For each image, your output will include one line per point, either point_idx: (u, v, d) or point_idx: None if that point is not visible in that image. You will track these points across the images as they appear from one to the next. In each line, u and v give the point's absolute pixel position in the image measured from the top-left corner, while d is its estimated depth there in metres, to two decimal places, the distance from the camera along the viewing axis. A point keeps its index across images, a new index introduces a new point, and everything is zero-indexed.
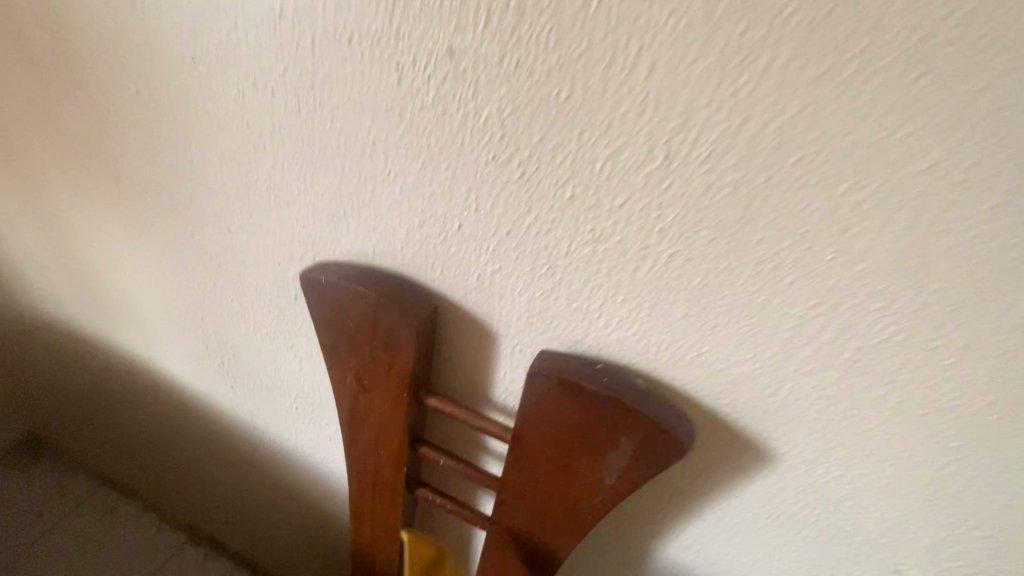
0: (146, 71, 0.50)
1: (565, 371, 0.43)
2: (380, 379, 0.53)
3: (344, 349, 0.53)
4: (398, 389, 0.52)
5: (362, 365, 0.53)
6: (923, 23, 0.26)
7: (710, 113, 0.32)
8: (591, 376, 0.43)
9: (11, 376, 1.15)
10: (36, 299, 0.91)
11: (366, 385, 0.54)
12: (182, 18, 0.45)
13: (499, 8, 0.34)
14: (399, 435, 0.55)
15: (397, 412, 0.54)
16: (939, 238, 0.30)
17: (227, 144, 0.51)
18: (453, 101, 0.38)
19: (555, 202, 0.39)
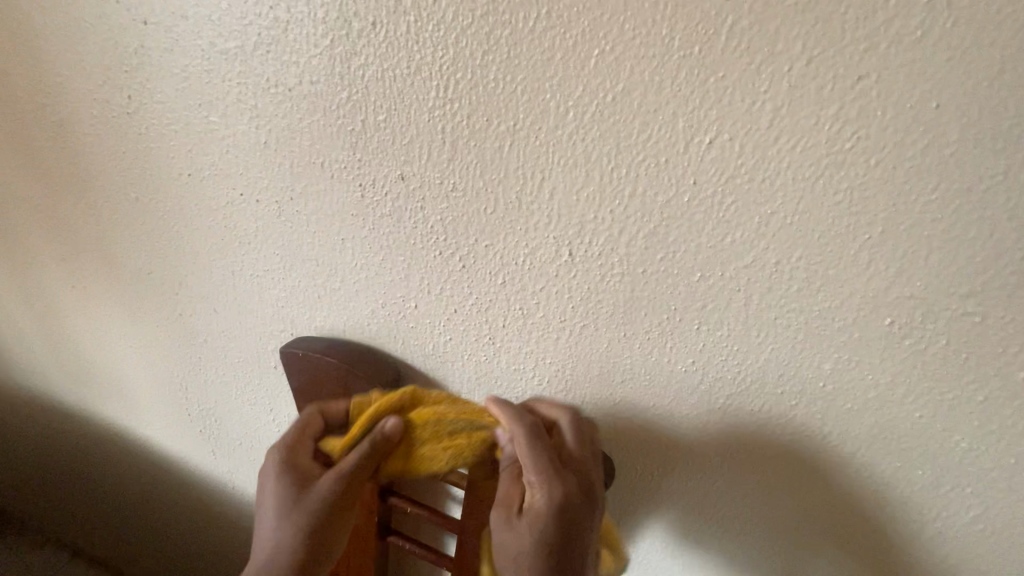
0: (144, 180, 0.59)
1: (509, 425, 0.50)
2: None
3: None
4: None
5: None
6: (728, 169, 0.37)
7: (597, 224, 0.42)
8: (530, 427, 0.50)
9: None
10: (17, 372, 0.95)
11: None
12: (181, 144, 0.54)
13: (438, 147, 0.44)
14: None
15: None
16: (766, 311, 0.41)
17: (215, 238, 0.60)
18: (406, 211, 0.48)
19: (491, 287, 0.49)
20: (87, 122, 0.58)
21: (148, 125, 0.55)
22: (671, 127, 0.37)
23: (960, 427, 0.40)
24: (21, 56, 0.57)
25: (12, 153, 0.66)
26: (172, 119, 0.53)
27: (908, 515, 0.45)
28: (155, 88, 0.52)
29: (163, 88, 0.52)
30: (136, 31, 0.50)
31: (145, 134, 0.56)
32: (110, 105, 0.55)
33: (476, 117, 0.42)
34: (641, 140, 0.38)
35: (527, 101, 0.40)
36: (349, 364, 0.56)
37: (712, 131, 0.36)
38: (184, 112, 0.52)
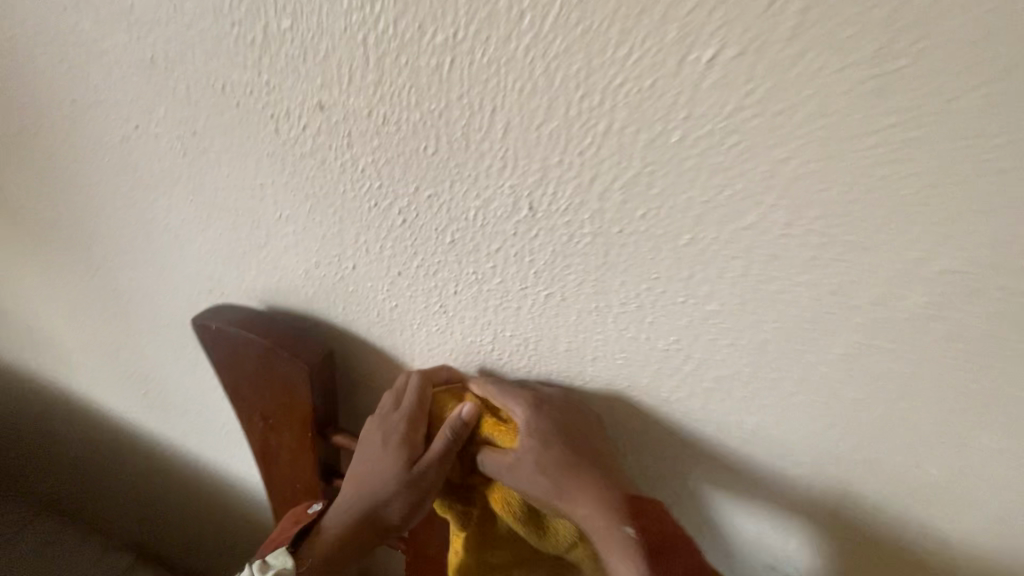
0: (25, 108, 0.48)
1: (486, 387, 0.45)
2: (284, 417, 0.53)
3: (244, 390, 0.53)
4: (302, 427, 0.53)
5: (264, 407, 0.53)
6: (732, 97, 0.28)
7: (562, 170, 0.33)
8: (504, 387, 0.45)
9: None
10: None
11: (272, 424, 0.54)
12: (55, 62, 0.44)
13: (360, 66, 0.34)
14: (312, 470, 0.56)
15: (307, 448, 0.54)
16: (768, 284, 0.33)
17: (119, 183, 0.50)
18: (330, 150, 0.39)
19: (439, 247, 0.41)
20: None
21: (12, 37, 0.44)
22: (658, 39, 0.28)
23: (989, 425, 0.33)
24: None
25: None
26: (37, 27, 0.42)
27: (908, 509, 0.40)
28: None
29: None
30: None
31: (11, 49, 0.45)
32: None
33: (405, 24, 0.31)
34: (619, 56, 0.29)
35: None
36: (272, 340, 0.49)
37: (713, 44, 0.27)
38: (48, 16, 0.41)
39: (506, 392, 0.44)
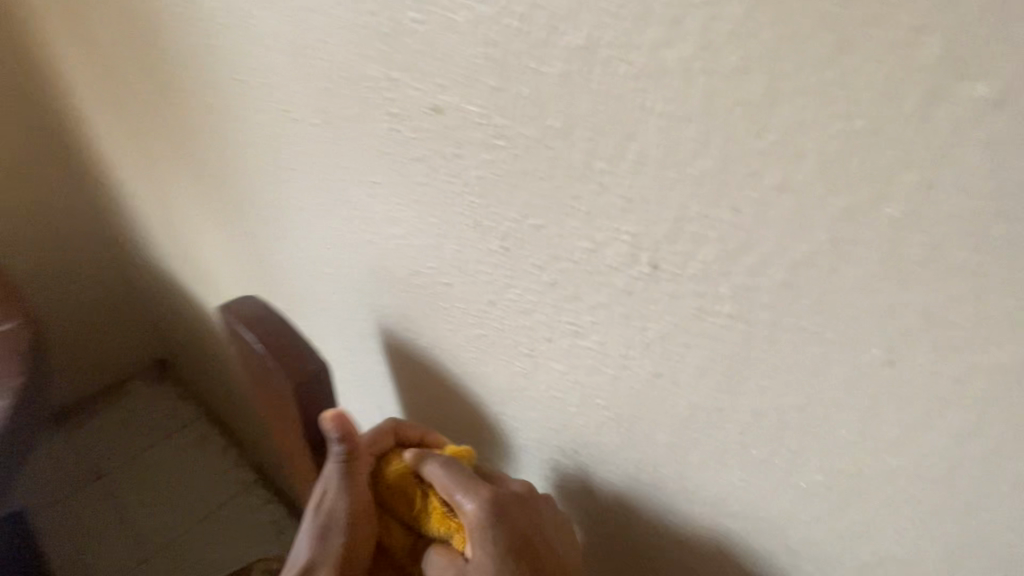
0: (209, 82, 0.53)
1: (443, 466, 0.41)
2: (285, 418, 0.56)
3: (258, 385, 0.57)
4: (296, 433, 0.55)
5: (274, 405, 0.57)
6: (1017, 165, 0.17)
7: (704, 227, 0.25)
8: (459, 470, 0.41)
9: (149, 301, 1.37)
10: (162, 251, 1.06)
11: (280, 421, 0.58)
12: (231, 40, 0.46)
13: (481, 68, 0.29)
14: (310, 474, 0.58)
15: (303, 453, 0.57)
16: (1004, 450, 0.22)
17: (266, 160, 0.53)
18: (439, 157, 0.34)
19: (537, 286, 0.34)
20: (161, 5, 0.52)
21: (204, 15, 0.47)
22: (899, 59, 0.18)
23: None
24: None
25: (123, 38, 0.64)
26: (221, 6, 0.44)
27: None
28: None
29: None
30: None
31: (203, 26, 0.48)
32: None
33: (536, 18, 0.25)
34: (826, 82, 0.19)
35: None
36: (270, 353, 0.53)
37: (1001, 75, 0.16)
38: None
39: (454, 482, 0.40)
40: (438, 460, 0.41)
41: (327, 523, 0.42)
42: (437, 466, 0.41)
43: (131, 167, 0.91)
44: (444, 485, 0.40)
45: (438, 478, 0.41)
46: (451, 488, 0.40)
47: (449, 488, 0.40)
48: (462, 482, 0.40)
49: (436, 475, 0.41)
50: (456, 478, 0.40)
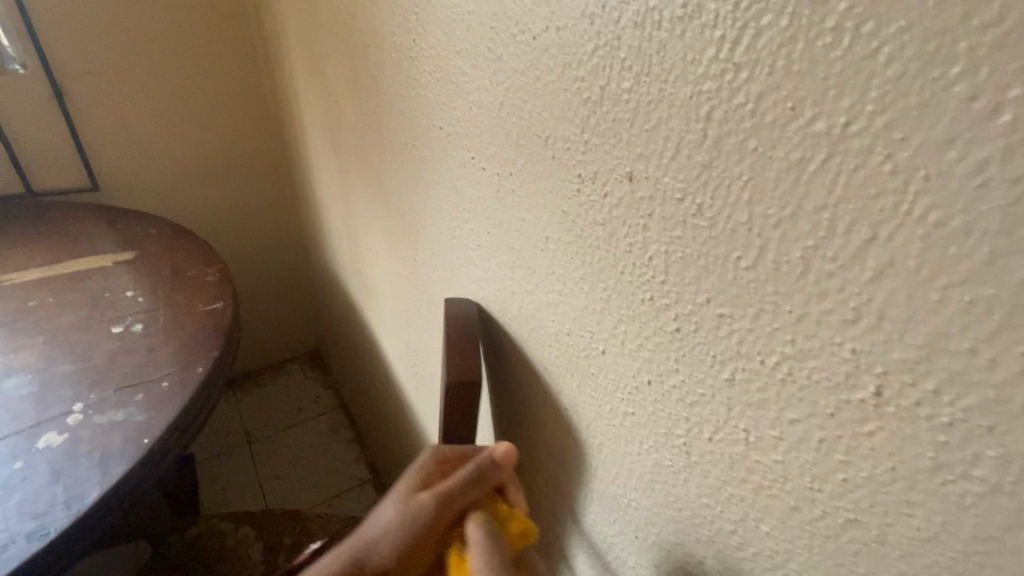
0: (413, 126, 0.59)
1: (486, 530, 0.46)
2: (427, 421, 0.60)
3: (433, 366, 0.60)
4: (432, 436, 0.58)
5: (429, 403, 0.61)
6: None
7: (968, 367, 0.19)
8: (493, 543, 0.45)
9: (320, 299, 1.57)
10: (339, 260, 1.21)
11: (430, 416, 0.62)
12: (439, 92, 0.51)
13: (692, 143, 0.27)
14: None
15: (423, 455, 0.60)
16: None
17: (447, 200, 0.56)
18: (623, 226, 0.33)
19: (709, 380, 0.31)
20: (388, 59, 0.60)
21: (421, 68, 0.53)
22: None
23: None
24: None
25: (351, 80, 0.75)
26: (438, 63, 0.49)
27: None
28: (431, 26, 0.48)
29: (436, 26, 0.47)
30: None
31: (419, 79, 0.54)
32: (402, 44, 0.55)
33: (772, 100, 0.23)
34: None
35: (896, 78, 0.19)
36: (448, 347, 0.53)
37: None
38: (446, 54, 0.47)
39: (482, 547, 0.44)
40: (489, 537, 0.45)
41: (407, 519, 0.47)
42: (486, 543, 0.44)
43: (331, 186, 1.05)
44: (479, 561, 0.43)
45: (480, 551, 0.44)
46: (479, 561, 0.43)
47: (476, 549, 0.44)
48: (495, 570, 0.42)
49: (479, 545, 0.44)
50: (496, 563, 0.43)
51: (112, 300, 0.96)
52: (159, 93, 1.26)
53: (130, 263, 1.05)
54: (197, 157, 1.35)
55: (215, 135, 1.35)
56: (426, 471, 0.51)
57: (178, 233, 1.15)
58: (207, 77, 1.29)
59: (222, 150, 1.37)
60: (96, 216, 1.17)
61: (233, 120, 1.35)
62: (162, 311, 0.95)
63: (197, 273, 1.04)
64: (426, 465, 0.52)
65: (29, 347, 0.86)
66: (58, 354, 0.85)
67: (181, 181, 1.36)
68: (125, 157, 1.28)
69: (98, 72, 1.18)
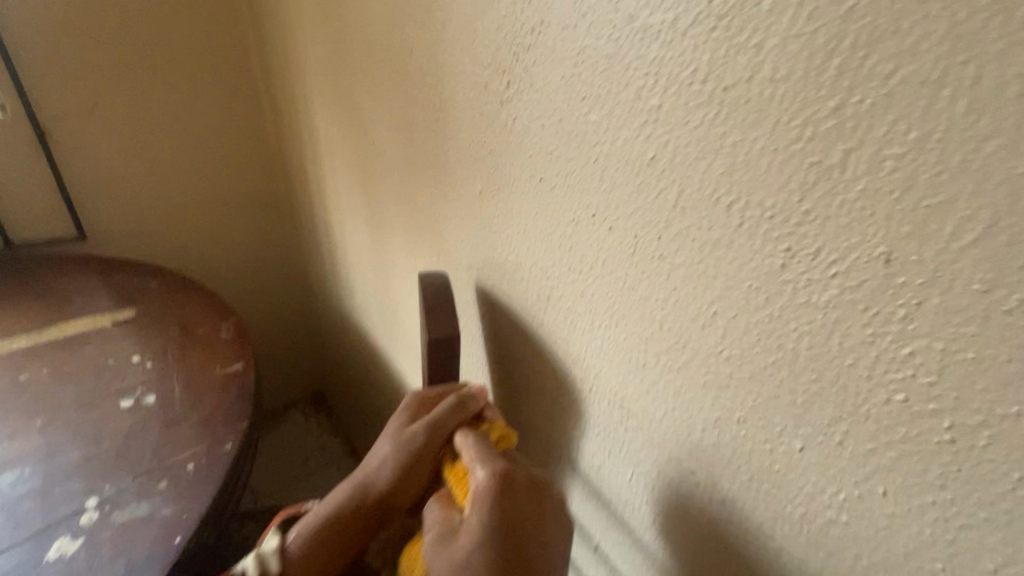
0: (494, 176, 0.53)
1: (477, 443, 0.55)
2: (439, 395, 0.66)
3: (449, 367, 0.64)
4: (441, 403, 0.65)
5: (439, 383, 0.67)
6: None
7: None
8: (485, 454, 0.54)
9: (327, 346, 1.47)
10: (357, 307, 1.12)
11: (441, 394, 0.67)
12: (544, 141, 0.44)
13: (1016, 226, 0.21)
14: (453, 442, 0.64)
15: None
16: None
17: (542, 258, 0.50)
18: (864, 314, 0.27)
19: (1001, 505, 0.25)
20: (461, 98, 0.53)
21: (518, 112, 0.46)
22: None
23: None
24: (428, 18, 0.54)
25: (401, 116, 0.67)
26: (547, 109, 0.43)
27: None
28: (539, 67, 0.42)
29: (547, 68, 0.41)
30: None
31: (511, 124, 0.48)
32: (485, 83, 0.49)
33: None
34: None
35: None
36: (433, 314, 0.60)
37: None
38: (561, 98, 0.41)
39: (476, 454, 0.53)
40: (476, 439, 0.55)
41: (399, 447, 0.58)
42: (473, 443, 0.55)
43: (356, 229, 0.96)
44: (471, 455, 0.54)
45: (470, 449, 0.54)
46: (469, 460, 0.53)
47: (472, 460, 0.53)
48: (483, 457, 0.53)
49: (469, 449, 0.55)
50: (480, 453, 0.54)
51: (117, 370, 0.85)
52: (151, 131, 1.14)
53: (131, 323, 0.94)
54: (192, 199, 1.23)
55: (213, 173, 1.23)
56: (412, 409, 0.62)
57: (182, 283, 1.04)
58: (203, 111, 1.17)
59: (221, 189, 1.25)
60: (87, 268, 1.06)
61: (232, 156, 1.23)
62: (176, 377, 0.85)
63: (209, 330, 0.94)
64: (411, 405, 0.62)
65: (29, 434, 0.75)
66: (63, 440, 0.74)
67: (175, 226, 1.23)
68: (115, 203, 1.16)
69: (84, 111, 1.07)
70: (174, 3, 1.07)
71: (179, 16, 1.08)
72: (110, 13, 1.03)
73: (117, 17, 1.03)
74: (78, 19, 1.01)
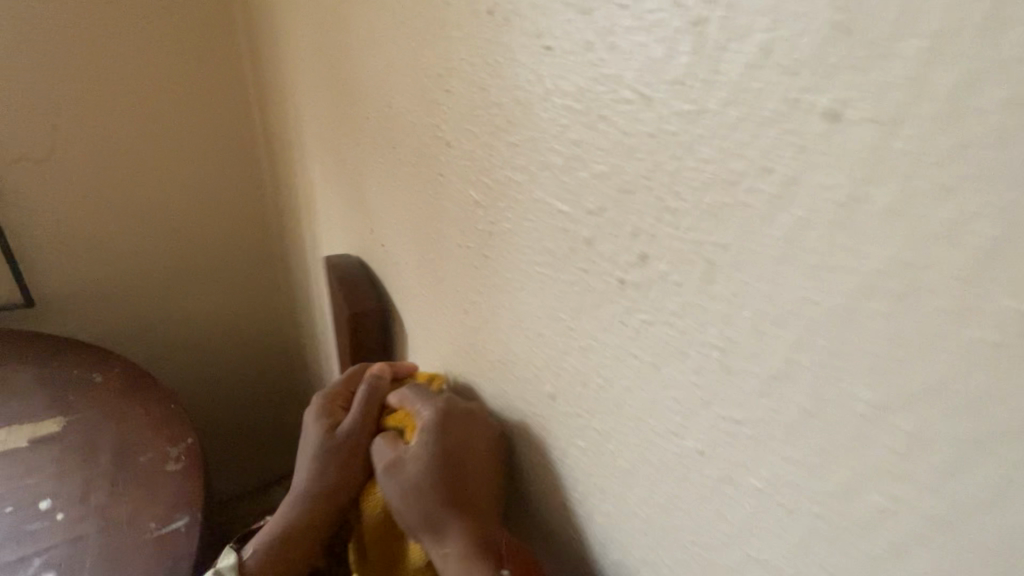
0: (582, 381, 0.29)
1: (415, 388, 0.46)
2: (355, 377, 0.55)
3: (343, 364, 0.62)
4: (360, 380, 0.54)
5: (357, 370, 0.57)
6: None
7: None
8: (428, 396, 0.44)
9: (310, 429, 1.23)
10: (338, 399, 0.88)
11: None
12: (723, 393, 0.21)
13: None
14: None
15: None
16: None
17: (666, 553, 0.26)
18: None
19: None
20: (531, 242, 0.30)
21: (668, 316, 0.22)
22: None
23: None
24: (479, 89, 0.31)
25: (433, 227, 0.41)
26: (749, 341, 0.19)
27: None
28: (738, 252, 0.19)
29: (763, 262, 0.18)
30: (764, 97, 0.17)
31: (639, 328, 0.24)
32: (589, 236, 0.25)
33: None
34: None
35: None
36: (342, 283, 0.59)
37: None
38: (800, 337, 0.18)
39: (417, 397, 0.44)
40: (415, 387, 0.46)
41: (328, 444, 0.47)
42: (413, 388, 0.46)
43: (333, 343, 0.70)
44: (412, 398, 0.45)
45: (409, 396, 0.45)
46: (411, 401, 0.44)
47: (414, 403, 0.44)
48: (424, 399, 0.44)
49: (408, 394, 0.46)
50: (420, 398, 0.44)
51: (12, 526, 0.61)
52: (117, 177, 0.86)
53: (52, 443, 0.69)
54: (163, 262, 0.94)
55: (196, 237, 0.95)
56: (325, 405, 0.50)
57: (131, 379, 0.79)
58: (186, 155, 0.89)
59: (203, 256, 0.96)
60: (14, 353, 0.81)
61: (217, 216, 0.95)
62: (90, 541, 0.60)
63: (152, 456, 0.69)
64: (321, 402, 0.50)
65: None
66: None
67: (138, 297, 0.95)
68: (64, 266, 0.88)
69: (37, 156, 0.81)
70: (152, 13, 0.80)
71: (159, 30, 0.81)
72: (76, 26, 0.77)
73: (79, 31, 0.77)
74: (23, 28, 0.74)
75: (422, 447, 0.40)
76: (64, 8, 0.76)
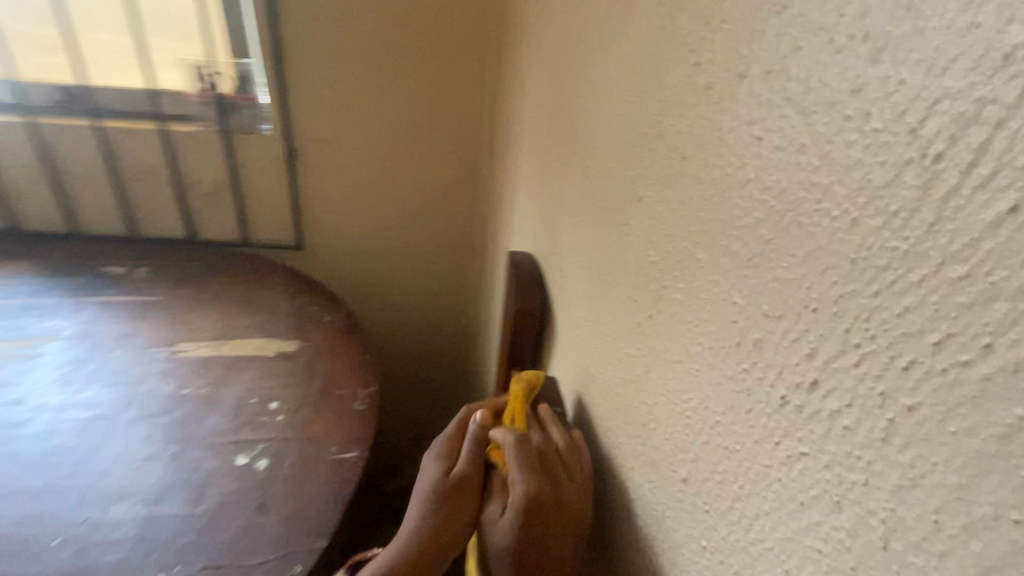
0: (717, 477, 0.27)
1: (512, 444, 0.44)
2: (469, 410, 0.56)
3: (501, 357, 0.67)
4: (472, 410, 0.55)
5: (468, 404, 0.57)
6: None
7: None
8: (523, 458, 0.43)
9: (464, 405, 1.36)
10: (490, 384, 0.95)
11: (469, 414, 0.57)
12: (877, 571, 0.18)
13: None
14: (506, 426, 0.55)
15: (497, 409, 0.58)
16: None
17: None
18: None
19: None
20: (697, 321, 0.29)
21: (828, 458, 0.20)
22: None
23: None
24: (681, 155, 0.31)
25: (608, 268, 0.42)
26: (922, 532, 0.16)
27: None
28: (928, 425, 0.16)
29: (960, 453, 0.15)
30: (1005, 268, 0.14)
31: (792, 457, 0.22)
32: (759, 339, 0.24)
33: None
34: None
35: None
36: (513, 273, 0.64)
37: None
38: (993, 559, 0.14)
39: (514, 461, 0.43)
40: (513, 439, 0.45)
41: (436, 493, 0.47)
42: (513, 443, 0.44)
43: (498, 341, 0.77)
44: (511, 456, 0.44)
45: (508, 450, 0.44)
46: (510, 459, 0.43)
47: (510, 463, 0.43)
48: (522, 461, 0.43)
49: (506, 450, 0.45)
50: (516, 460, 0.43)
51: (251, 413, 0.81)
52: (373, 159, 1.06)
53: (289, 360, 0.91)
54: (388, 235, 1.14)
55: (416, 219, 1.13)
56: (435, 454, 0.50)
57: (347, 326, 0.98)
58: (426, 147, 1.06)
59: (419, 233, 1.14)
60: (282, 283, 1.06)
61: (436, 204, 1.12)
62: (293, 444, 0.77)
63: (346, 392, 0.85)
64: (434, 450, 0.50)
65: (152, 462, 0.74)
66: (170, 485, 0.71)
67: (366, 258, 1.16)
68: (325, 224, 1.12)
69: (328, 138, 1.03)
70: (425, 29, 0.96)
71: (427, 44, 0.97)
72: (378, 40, 0.96)
73: (381, 45, 0.96)
74: (336, 39, 0.95)
75: (518, 518, 0.41)
76: (375, 25, 0.95)
